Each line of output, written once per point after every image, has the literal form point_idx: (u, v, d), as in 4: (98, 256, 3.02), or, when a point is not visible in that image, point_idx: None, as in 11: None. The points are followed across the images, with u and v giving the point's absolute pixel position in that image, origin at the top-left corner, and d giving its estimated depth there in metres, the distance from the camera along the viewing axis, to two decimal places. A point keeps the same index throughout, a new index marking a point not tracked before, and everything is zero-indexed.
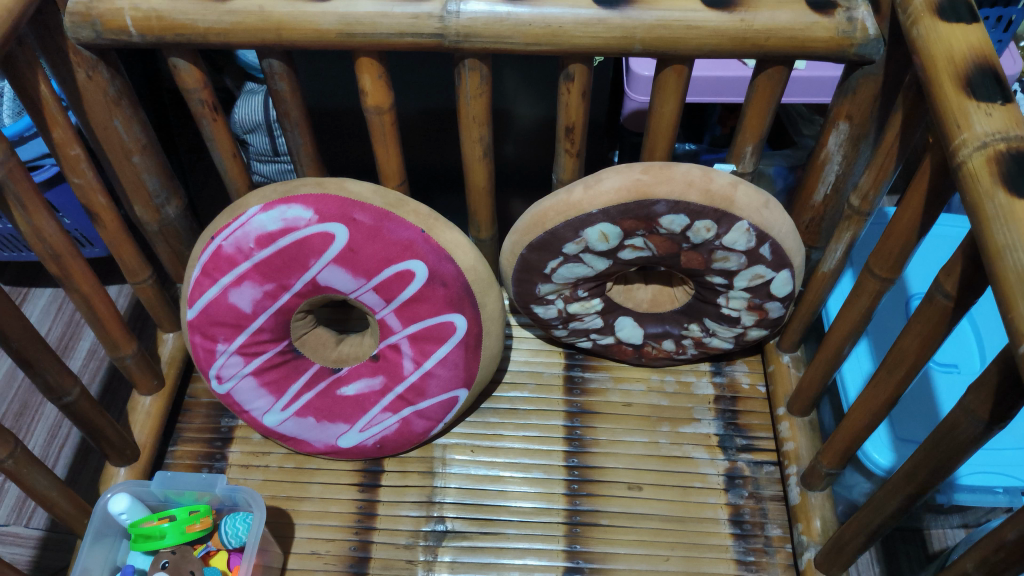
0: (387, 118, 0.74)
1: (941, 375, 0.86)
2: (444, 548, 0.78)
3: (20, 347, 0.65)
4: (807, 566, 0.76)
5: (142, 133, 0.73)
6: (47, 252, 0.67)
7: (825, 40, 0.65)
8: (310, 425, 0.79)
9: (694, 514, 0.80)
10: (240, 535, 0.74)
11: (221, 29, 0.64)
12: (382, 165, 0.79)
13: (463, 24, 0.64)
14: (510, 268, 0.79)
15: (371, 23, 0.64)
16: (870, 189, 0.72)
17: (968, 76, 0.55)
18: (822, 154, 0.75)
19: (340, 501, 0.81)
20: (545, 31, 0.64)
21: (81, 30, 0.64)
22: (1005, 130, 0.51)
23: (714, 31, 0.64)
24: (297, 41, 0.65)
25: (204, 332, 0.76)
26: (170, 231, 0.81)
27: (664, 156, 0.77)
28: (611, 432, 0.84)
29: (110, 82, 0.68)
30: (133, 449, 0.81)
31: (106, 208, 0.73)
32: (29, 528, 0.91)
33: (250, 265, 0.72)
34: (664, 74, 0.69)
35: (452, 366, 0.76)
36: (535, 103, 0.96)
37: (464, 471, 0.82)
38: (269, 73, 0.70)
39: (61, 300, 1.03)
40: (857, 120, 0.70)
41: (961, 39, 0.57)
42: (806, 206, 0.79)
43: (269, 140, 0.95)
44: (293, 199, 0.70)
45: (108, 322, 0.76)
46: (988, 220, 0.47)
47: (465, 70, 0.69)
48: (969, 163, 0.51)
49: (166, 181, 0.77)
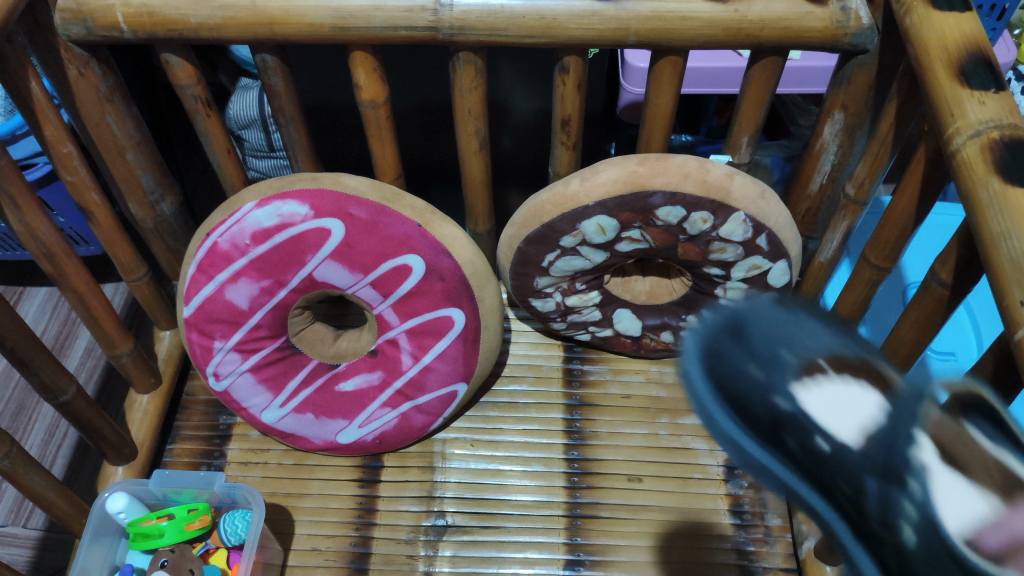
0: (382, 112, 0.73)
1: (938, 363, 0.86)
2: (444, 542, 0.78)
3: (14, 348, 0.64)
4: (808, 555, 0.76)
5: (137, 129, 0.72)
6: (41, 251, 0.67)
7: (821, 30, 0.64)
8: (309, 422, 0.79)
9: (694, 505, 0.80)
10: (239, 532, 0.74)
11: (214, 24, 0.63)
12: (378, 160, 0.79)
13: (457, 17, 0.63)
14: (508, 261, 0.79)
15: (365, 17, 0.63)
16: (865, 178, 0.73)
17: (962, 64, 0.55)
18: (818, 144, 0.75)
19: (339, 497, 0.80)
20: (541, 23, 0.64)
21: (71, 27, 0.63)
22: (999, 117, 0.51)
23: (709, 21, 0.64)
24: (290, 36, 0.64)
25: (200, 330, 0.75)
26: (165, 228, 0.80)
27: (661, 147, 0.78)
28: (611, 424, 0.85)
29: (101, 78, 0.67)
30: (130, 448, 0.81)
31: (100, 206, 0.73)
32: (28, 528, 0.90)
33: (246, 262, 0.71)
34: (659, 65, 0.69)
35: (450, 361, 0.76)
36: (531, 96, 0.96)
37: (463, 465, 0.82)
38: (263, 68, 0.69)
39: (57, 299, 1.03)
40: (852, 110, 0.71)
41: (954, 27, 0.57)
42: (803, 196, 0.79)
43: (264, 136, 0.95)
44: (288, 195, 0.70)
45: (104, 321, 0.76)
46: (983, 207, 0.47)
47: (460, 63, 0.69)
48: (963, 151, 0.51)
49: (161, 178, 0.77)
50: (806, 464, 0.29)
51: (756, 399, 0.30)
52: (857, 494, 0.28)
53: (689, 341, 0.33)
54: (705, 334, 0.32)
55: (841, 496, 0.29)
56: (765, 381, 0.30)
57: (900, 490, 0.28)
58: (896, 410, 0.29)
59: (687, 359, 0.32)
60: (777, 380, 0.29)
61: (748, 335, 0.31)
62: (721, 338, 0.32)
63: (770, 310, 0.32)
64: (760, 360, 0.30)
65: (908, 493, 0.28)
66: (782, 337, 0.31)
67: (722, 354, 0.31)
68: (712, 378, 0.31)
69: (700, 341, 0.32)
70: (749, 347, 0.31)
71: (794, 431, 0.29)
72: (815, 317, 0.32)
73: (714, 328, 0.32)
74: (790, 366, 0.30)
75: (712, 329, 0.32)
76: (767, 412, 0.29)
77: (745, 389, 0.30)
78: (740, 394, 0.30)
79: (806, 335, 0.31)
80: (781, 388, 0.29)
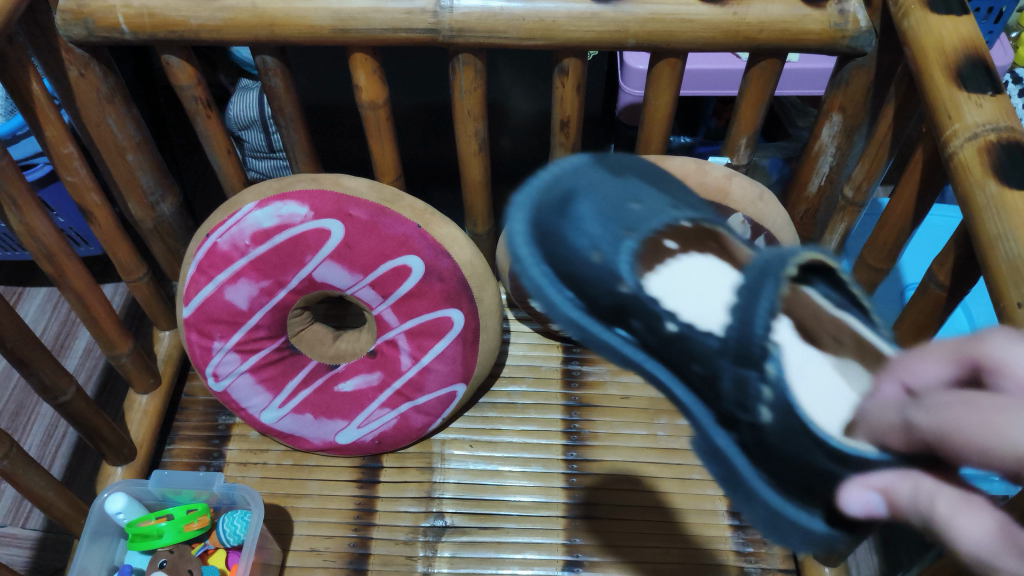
0: (382, 113, 0.74)
1: None
2: (443, 543, 0.78)
3: (14, 348, 0.64)
4: (807, 557, 0.76)
5: (137, 130, 0.72)
6: (41, 251, 0.67)
7: (819, 33, 0.65)
8: (308, 422, 0.79)
9: (694, 506, 0.80)
10: (237, 532, 0.74)
11: (214, 25, 0.63)
12: (378, 161, 0.79)
13: (457, 19, 0.64)
14: (507, 262, 0.79)
15: (365, 18, 0.64)
16: (864, 180, 0.73)
17: (959, 67, 0.55)
18: (816, 146, 0.75)
19: (339, 498, 0.80)
20: (540, 26, 0.64)
21: (72, 28, 0.63)
22: (996, 120, 0.51)
23: (707, 24, 0.64)
24: (290, 37, 0.65)
25: (200, 330, 0.75)
26: (165, 228, 0.81)
27: (659, 148, 0.78)
28: (610, 425, 0.85)
29: (102, 79, 0.68)
30: (130, 448, 0.81)
31: (100, 206, 0.73)
32: (26, 529, 0.90)
33: (246, 262, 0.71)
34: (657, 68, 0.70)
35: (450, 361, 0.76)
36: (530, 97, 0.96)
37: (462, 466, 0.82)
38: (264, 69, 0.69)
39: (56, 299, 1.03)
40: (850, 111, 0.71)
41: (951, 31, 0.57)
42: (801, 198, 0.80)
43: (264, 136, 0.95)
44: (288, 196, 0.70)
45: (104, 321, 0.76)
46: (981, 209, 0.47)
47: (460, 65, 0.69)
48: (960, 153, 0.51)
49: (160, 178, 0.77)
50: (649, 340, 0.34)
51: (601, 286, 0.35)
52: (700, 366, 0.33)
53: (528, 217, 0.38)
54: (556, 228, 0.37)
55: (691, 370, 0.33)
56: (603, 267, 0.34)
57: (749, 368, 0.31)
58: (746, 285, 0.32)
59: (529, 237, 0.37)
60: (616, 266, 0.34)
61: (593, 231, 0.36)
62: (560, 216, 0.37)
63: (589, 183, 0.38)
64: (602, 251, 0.35)
65: (757, 373, 0.31)
66: (614, 225, 0.36)
67: (557, 235, 0.37)
68: (570, 271, 0.35)
69: (531, 216, 0.38)
70: (595, 240, 0.35)
71: (638, 314, 0.34)
72: (627, 181, 0.39)
73: (547, 211, 0.38)
74: (630, 256, 0.34)
75: (541, 206, 0.38)
76: (612, 298, 0.34)
77: (588, 275, 0.35)
78: (590, 283, 0.35)
79: (633, 209, 0.37)
80: (621, 275, 0.34)
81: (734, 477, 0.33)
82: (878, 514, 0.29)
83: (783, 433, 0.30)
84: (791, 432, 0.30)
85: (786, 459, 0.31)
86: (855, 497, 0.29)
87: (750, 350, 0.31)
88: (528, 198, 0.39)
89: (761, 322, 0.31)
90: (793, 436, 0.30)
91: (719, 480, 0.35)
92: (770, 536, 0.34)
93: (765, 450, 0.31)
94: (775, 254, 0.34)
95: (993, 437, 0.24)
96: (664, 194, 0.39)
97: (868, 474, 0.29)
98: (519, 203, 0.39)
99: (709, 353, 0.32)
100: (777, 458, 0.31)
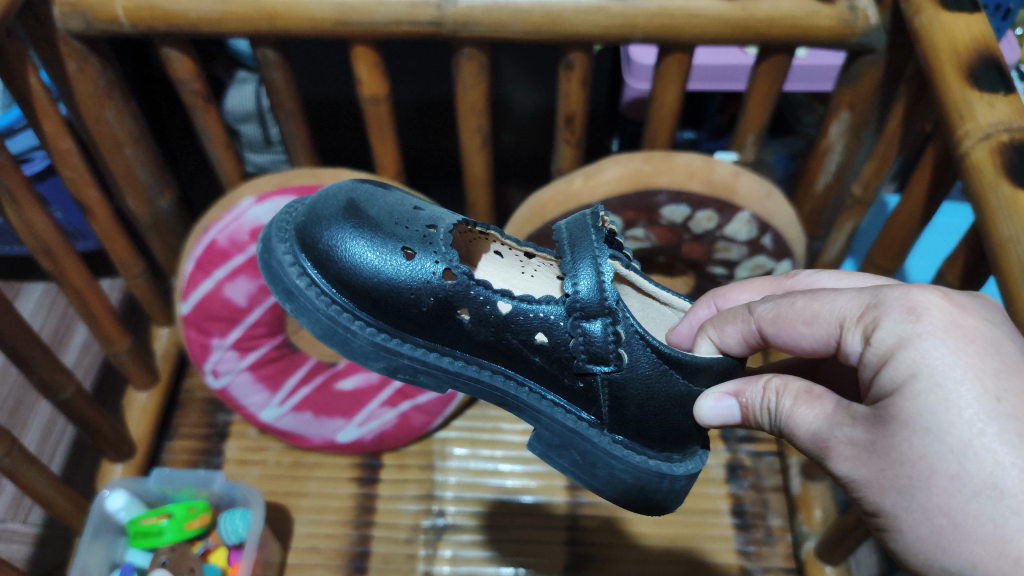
0: (384, 108, 0.73)
1: None
2: (444, 543, 0.77)
3: (15, 345, 0.63)
4: (808, 556, 0.75)
5: (134, 124, 0.71)
6: (39, 247, 0.65)
7: (829, 29, 0.63)
8: (308, 420, 0.78)
9: (695, 506, 0.80)
10: (238, 531, 0.73)
11: (214, 18, 0.61)
12: (379, 154, 0.78)
13: (461, 12, 0.62)
14: None
15: (367, 10, 0.62)
16: (871, 179, 0.73)
17: (972, 66, 0.54)
18: (823, 143, 0.74)
19: (339, 496, 0.80)
20: (546, 19, 0.63)
21: (71, 20, 0.61)
22: (1009, 121, 0.50)
23: (718, 19, 0.62)
24: (292, 29, 0.63)
25: (199, 327, 0.74)
26: (162, 223, 0.80)
27: (665, 145, 0.77)
28: None
29: (101, 74, 0.66)
30: (129, 446, 0.80)
31: (98, 201, 0.71)
32: (26, 524, 0.84)
33: (245, 258, 0.72)
34: (664, 63, 0.68)
35: None
36: (535, 93, 0.95)
37: (463, 465, 0.82)
38: (263, 63, 0.68)
39: (54, 295, 1.01)
40: (858, 109, 0.70)
41: (964, 29, 0.56)
42: (808, 195, 0.79)
43: (261, 130, 0.94)
44: (287, 191, 0.73)
45: (102, 317, 0.75)
46: (992, 211, 0.47)
47: (464, 60, 0.68)
48: (972, 154, 0.50)
49: (158, 172, 0.76)
50: (484, 321, 0.49)
51: (427, 284, 0.49)
52: (539, 324, 0.48)
53: (328, 230, 0.50)
54: (354, 239, 0.50)
55: (531, 339, 0.49)
56: (416, 266, 0.49)
57: (599, 318, 0.46)
58: (568, 238, 0.48)
59: (339, 239, 0.50)
60: (438, 260, 0.49)
61: (401, 235, 0.50)
62: (346, 228, 0.50)
63: (367, 194, 0.52)
64: (412, 250, 0.49)
65: (609, 318, 0.46)
66: (418, 224, 0.51)
67: (362, 242, 0.50)
68: (389, 273, 0.49)
69: (310, 236, 0.51)
70: (402, 240, 0.50)
71: (471, 304, 0.49)
72: (392, 192, 0.54)
73: (331, 224, 0.50)
74: (444, 245, 0.49)
75: (336, 217, 0.50)
76: (435, 290, 0.49)
77: (406, 274, 0.49)
78: (415, 280, 0.49)
79: (419, 213, 0.52)
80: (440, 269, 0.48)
81: (594, 460, 0.52)
82: (725, 398, 0.44)
83: (639, 380, 0.47)
84: (647, 375, 0.47)
85: (644, 402, 0.48)
86: (713, 399, 0.44)
87: (594, 306, 0.46)
88: (286, 228, 0.54)
89: (590, 272, 0.46)
90: (653, 370, 0.47)
91: (575, 467, 0.53)
92: (633, 496, 0.53)
93: (618, 400, 0.49)
94: (573, 216, 0.51)
95: (822, 307, 0.39)
96: (423, 198, 0.55)
97: (722, 390, 0.44)
98: (278, 236, 0.53)
99: (550, 314, 0.48)
100: (634, 402, 0.49)
